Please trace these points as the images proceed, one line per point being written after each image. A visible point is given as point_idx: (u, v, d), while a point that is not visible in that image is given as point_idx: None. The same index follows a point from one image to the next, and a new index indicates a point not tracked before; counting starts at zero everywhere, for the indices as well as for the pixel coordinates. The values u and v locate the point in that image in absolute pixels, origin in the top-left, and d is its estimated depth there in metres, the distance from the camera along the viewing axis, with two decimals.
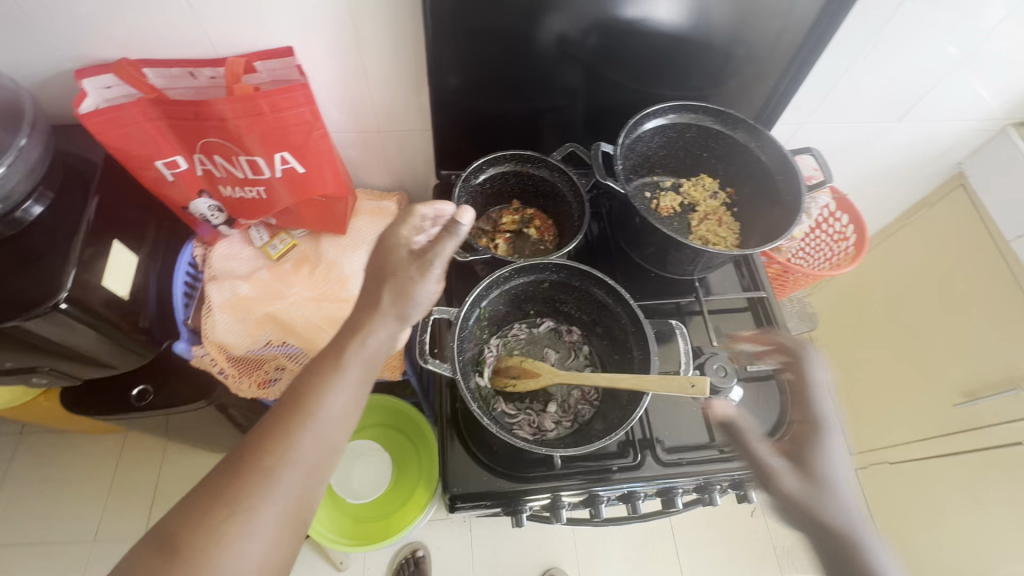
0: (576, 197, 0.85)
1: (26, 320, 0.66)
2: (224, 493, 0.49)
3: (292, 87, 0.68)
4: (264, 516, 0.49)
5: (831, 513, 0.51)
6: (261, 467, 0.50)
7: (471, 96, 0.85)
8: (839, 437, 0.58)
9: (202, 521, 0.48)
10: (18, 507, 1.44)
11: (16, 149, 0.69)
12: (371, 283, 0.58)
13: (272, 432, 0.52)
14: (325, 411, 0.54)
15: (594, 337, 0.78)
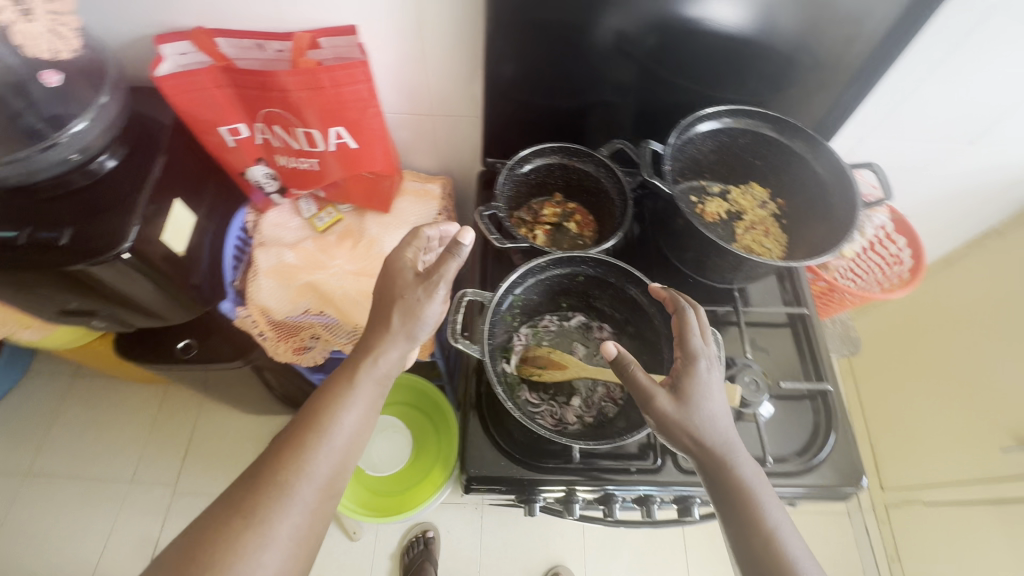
0: (620, 194, 0.84)
1: (90, 266, 0.71)
2: (242, 506, 0.57)
3: (353, 64, 0.70)
4: (281, 524, 0.57)
5: (708, 434, 0.56)
6: (278, 480, 0.59)
7: (525, 87, 0.85)
8: (714, 365, 0.60)
9: (223, 531, 0.55)
10: (66, 442, 1.55)
11: (98, 105, 0.73)
12: (383, 308, 0.68)
13: (289, 449, 0.61)
14: (337, 428, 0.63)
15: (624, 336, 0.78)
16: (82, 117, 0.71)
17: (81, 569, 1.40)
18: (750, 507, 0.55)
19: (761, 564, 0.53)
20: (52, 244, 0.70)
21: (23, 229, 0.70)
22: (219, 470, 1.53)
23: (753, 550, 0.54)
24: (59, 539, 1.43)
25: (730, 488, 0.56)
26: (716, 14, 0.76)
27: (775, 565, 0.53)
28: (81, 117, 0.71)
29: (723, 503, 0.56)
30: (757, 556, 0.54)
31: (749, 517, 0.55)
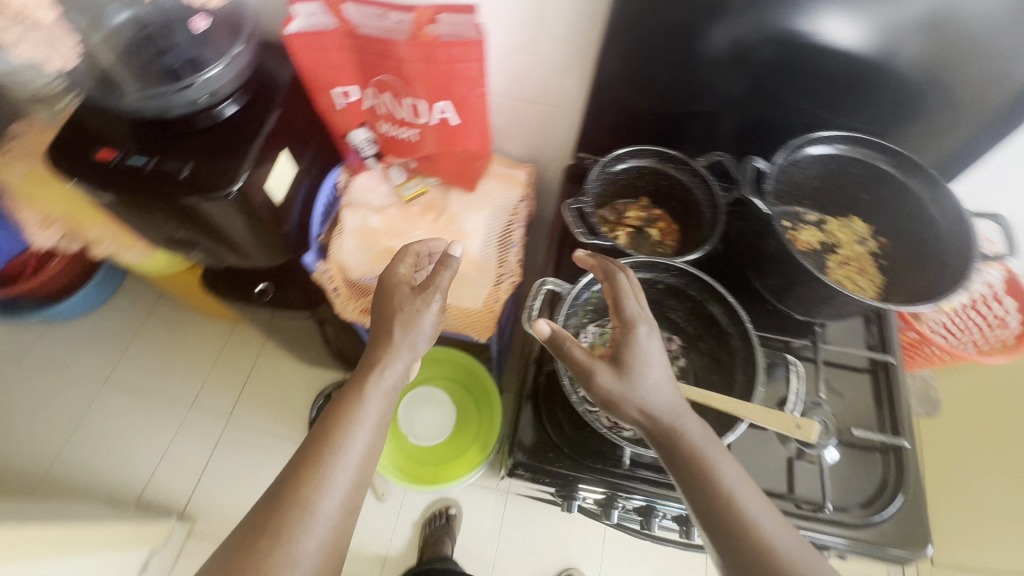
0: (712, 208, 0.82)
1: (202, 200, 0.76)
2: (266, 528, 0.57)
3: (470, 43, 0.71)
4: (304, 544, 0.57)
5: (654, 403, 0.57)
6: (298, 502, 0.59)
7: (631, 86, 0.84)
8: (655, 332, 0.60)
9: (250, 554, 0.55)
10: (141, 360, 1.68)
11: (233, 55, 0.77)
12: (383, 322, 0.73)
13: (304, 469, 0.62)
14: (352, 442, 0.64)
15: (695, 352, 0.75)
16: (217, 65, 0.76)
17: (138, 477, 1.53)
18: (706, 473, 0.54)
19: (730, 530, 0.51)
20: (172, 176, 0.76)
21: (150, 158, 0.77)
22: (269, 411, 1.63)
23: (719, 518, 0.52)
24: (123, 446, 1.56)
25: (684, 456, 0.55)
26: (839, 37, 0.73)
27: (742, 529, 0.51)
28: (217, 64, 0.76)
29: (680, 476, 0.55)
30: (717, 524, 0.52)
31: (706, 482, 0.53)
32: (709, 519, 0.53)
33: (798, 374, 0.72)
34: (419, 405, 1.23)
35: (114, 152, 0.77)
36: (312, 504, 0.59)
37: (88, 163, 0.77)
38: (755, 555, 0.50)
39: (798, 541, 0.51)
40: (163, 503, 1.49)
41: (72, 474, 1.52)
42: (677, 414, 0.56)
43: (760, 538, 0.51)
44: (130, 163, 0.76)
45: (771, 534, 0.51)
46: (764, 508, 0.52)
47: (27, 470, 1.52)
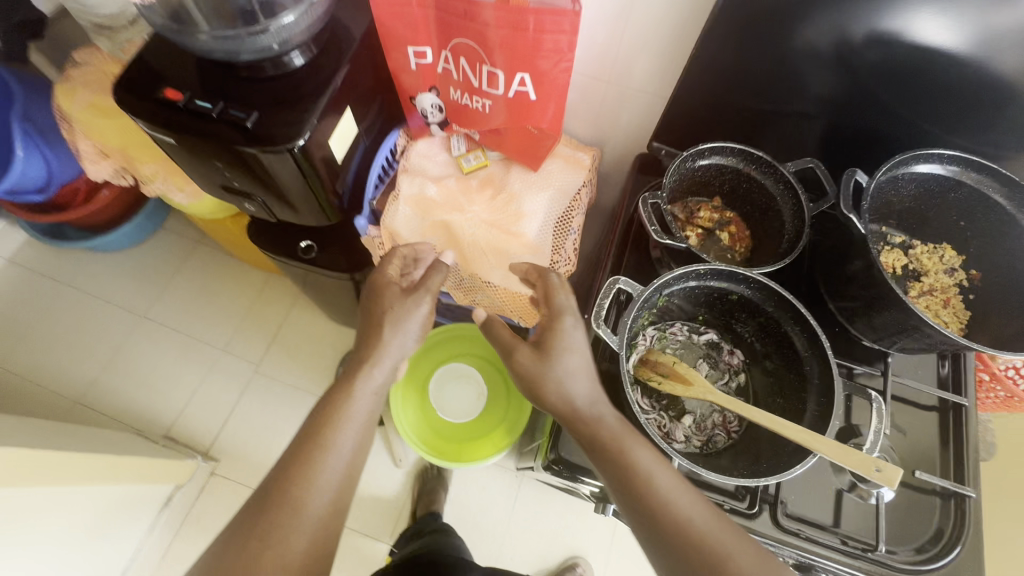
0: (794, 219, 0.76)
1: (263, 152, 0.74)
2: (258, 527, 0.59)
3: (565, 11, 0.66)
4: (295, 539, 0.59)
5: (568, 386, 0.65)
6: (290, 500, 0.62)
7: (727, 77, 0.77)
8: (579, 325, 0.69)
9: (243, 551, 0.57)
10: (177, 299, 1.70)
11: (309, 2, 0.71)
12: (372, 322, 0.76)
13: (295, 467, 0.64)
14: (342, 440, 0.67)
15: (757, 369, 0.72)
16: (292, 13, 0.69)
17: (166, 413, 1.56)
18: (621, 455, 0.60)
19: (650, 514, 0.57)
20: (238, 124, 0.73)
21: (216, 103, 0.73)
22: (297, 365, 1.64)
23: (641, 503, 0.58)
24: (154, 382, 1.60)
25: (603, 441, 0.61)
26: (952, 46, 0.66)
27: (661, 509, 0.57)
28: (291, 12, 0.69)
29: (599, 463, 0.61)
30: (632, 498, 0.58)
31: (623, 468, 0.59)
32: (631, 503, 0.58)
33: (880, 411, 0.62)
34: (451, 381, 1.22)
35: (180, 94, 0.74)
36: (304, 501, 0.62)
37: (154, 102, 0.74)
38: (672, 532, 0.56)
39: (704, 511, 0.57)
40: (189, 441, 1.53)
41: (105, 403, 1.56)
42: (595, 405, 0.64)
43: (675, 517, 0.56)
44: (196, 106, 0.73)
45: (683, 510, 0.57)
46: (673, 485, 0.58)
47: (63, 393, 1.57)
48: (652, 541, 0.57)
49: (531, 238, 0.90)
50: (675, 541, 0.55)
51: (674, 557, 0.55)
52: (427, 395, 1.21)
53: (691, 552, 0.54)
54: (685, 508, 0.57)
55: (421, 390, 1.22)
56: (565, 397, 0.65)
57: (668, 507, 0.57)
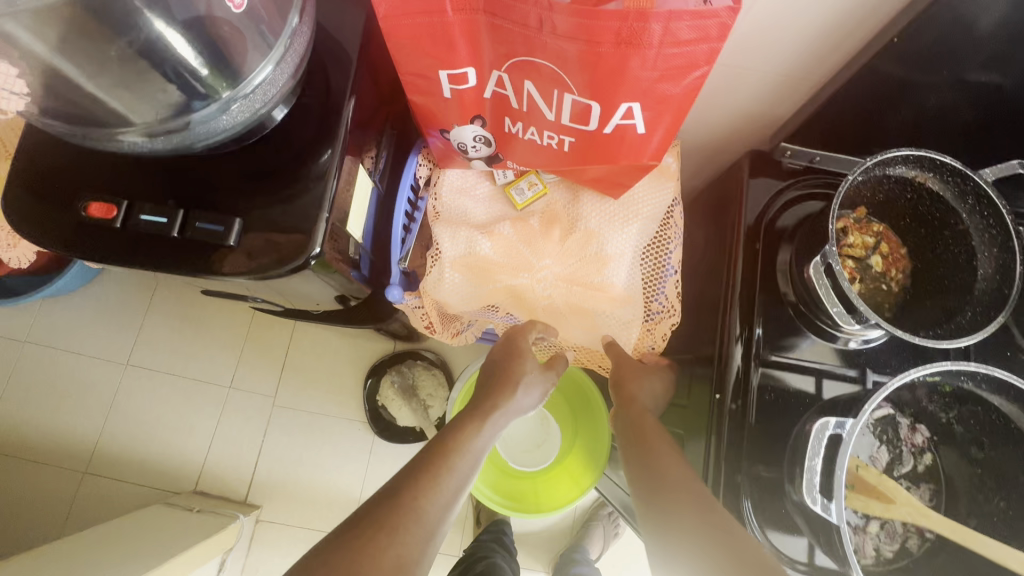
0: (988, 247, 0.58)
1: (261, 279, 0.50)
2: (382, 524, 0.49)
3: (715, 10, 0.40)
4: (415, 548, 0.49)
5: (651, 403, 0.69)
6: (412, 502, 0.52)
7: (909, 51, 0.53)
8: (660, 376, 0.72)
9: (360, 552, 0.47)
10: (157, 334, 1.39)
11: (288, 40, 0.46)
12: (502, 378, 0.68)
13: (418, 476, 0.55)
14: (469, 456, 0.59)
15: (950, 449, 0.58)
16: (263, 60, 0.45)
17: (187, 464, 1.34)
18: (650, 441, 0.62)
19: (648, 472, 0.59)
20: (217, 244, 0.50)
21: (175, 215, 0.49)
22: (318, 389, 1.38)
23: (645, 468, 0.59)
24: (158, 432, 1.35)
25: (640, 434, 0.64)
26: None
27: (660, 469, 0.58)
28: (263, 59, 0.45)
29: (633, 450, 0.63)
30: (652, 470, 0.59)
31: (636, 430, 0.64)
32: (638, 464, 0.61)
33: None
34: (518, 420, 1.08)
35: (115, 207, 0.49)
36: (428, 506, 0.53)
37: (77, 225, 0.49)
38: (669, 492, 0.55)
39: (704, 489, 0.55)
40: (222, 491, 1.33)
41: (113, 467, 1.33)
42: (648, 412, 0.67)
43: (671, 478, 0.56)
44: (145, 225, 0.49)
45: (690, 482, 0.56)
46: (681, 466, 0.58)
47: (53, 469, 1.32)
48: (644, 507, 0.57)
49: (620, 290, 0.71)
50: (662, 493, 0.56)
51: (663, 514, 0.54)
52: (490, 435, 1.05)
53: (677, 507, 0.53)
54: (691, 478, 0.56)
55: None
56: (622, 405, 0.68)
57: (668, 469, 0.58)
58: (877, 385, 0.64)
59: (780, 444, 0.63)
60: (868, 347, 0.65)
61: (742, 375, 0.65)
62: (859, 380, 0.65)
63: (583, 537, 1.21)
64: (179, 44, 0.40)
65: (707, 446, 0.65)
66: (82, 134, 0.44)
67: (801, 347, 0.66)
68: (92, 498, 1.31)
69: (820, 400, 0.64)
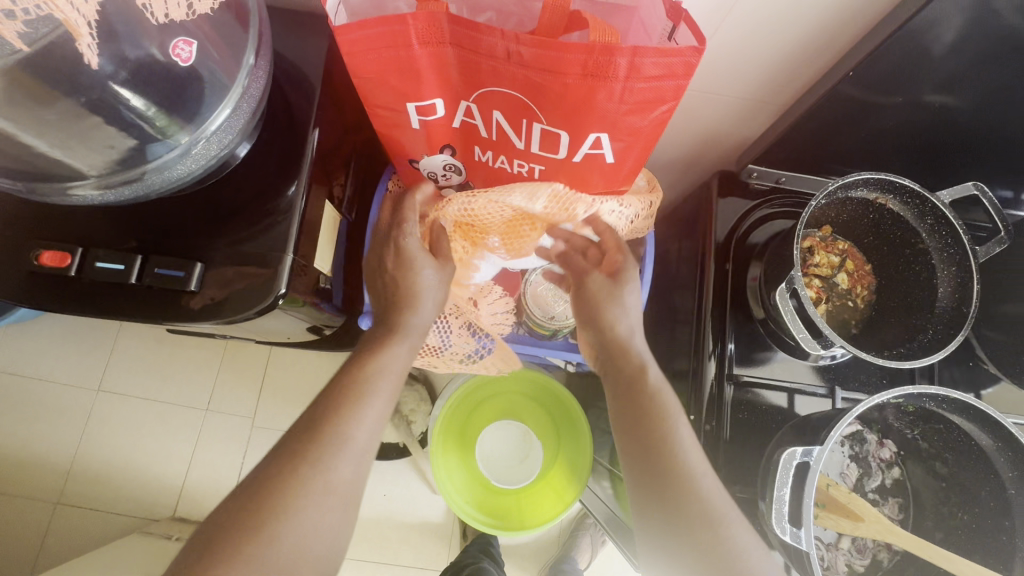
0: (948, 266, 0.59)
1: (222, 322, 0.49)
2: (304, 453, 0.47)
3: (679, 49, 0.40)
4: (341, 471, 0.47)
5: (633, 342, 0.58)
6: (336, 428, 0.49)
7: (872, 77, 0.54)
8: (630, 291, 0.59)
9: (278, 489, 0.45)
10: (125, 357, 1.28)
11: (245, 85, 0.44)
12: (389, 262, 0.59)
13: (332, 401, 0.51)
14: (383, 375, 0.54)
15: (915, 464, 0.59)
16: (220, 104, 0.44)
17: (164, 490, 1.24)
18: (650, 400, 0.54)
19: (643, 433, 0.53)
20: (178, 289, 0.49)
21: (132, 262, 0.48)
22: (298, 407, 1.28)
23: (637, 425, 0.53)
24: (130, 456, 1.24)
25: (620, 375, 0.57)
26: None
27: (659, 432, 0.52)
28: (220, 102, 0.44)
29: (617, 404, 0.56)
30: (638, 419, 0.54)
31: (630, 378, 0.56)
32: (626, 415, 0.55)
33: None
34: (499, 433, 1.07)
35: (68, 255, 0.48)
36: (355, 429, 0.49)
37: (30, 274, 0.49)
38: (669, 470, 0.51)
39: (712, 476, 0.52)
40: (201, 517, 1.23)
41: (85, 495, 1.22)
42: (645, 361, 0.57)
43: (676, 452, 0.52)
44: (100, 272, 0.48)
45: (679, 448, 0.52)
46: (688, 441, 0.52)
47: (11, 501, 1.21)
48: (641, 494, 0.52)
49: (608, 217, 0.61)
50: (666, 485, 0.51)
51: (663, 507, 0.50)
52: (470, 454, 1.04)
53: (683, 495, 0.50)
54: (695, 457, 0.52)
55: (461, 441, 1.05)
56: (602, 337, 0.59)
57: (666, 437, 0.52)
58: (846, 401, 0.66)
59: (754, 463, 0.64)
60: (835, 363, 0.66)
61: (715, 391, 0.66)
62: (828, 396, 0.66)
63: (570, 548, 1.21)
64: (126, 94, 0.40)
65: None
66: (29, 188, 0.43)
67: (772, 364, 0.67)
68: (66, 533, 1.21)
69: (793, 415, 0.65)
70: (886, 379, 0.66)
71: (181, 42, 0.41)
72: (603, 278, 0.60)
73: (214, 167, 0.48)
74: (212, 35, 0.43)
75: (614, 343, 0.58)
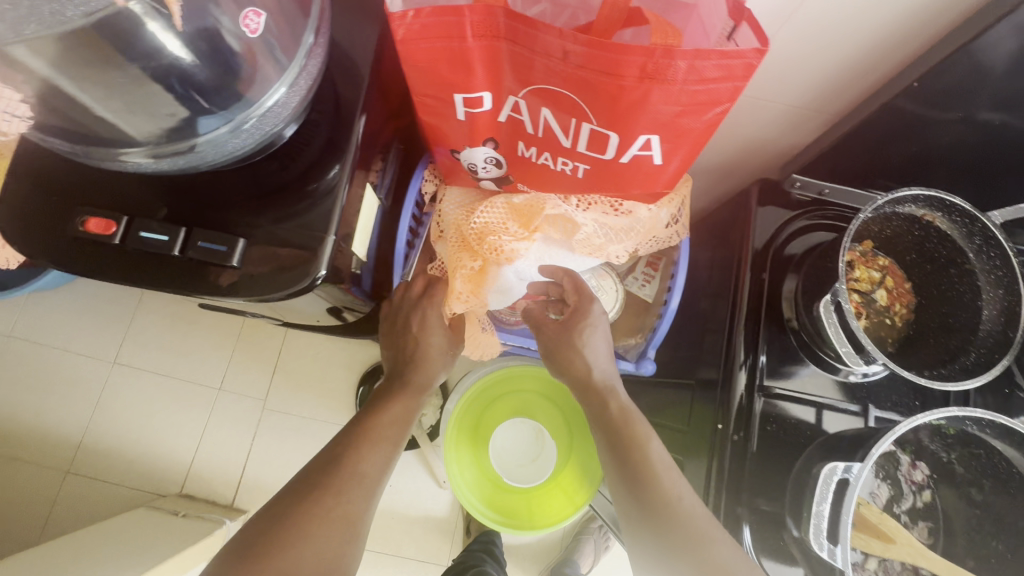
0: (995, 289, 0.58)
1: (259, 300, 0.49)
2: (323, 484, 0.49)
3: (741, 51, 0.39)
4: (357, 504, 0.49)
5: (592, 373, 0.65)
6: (353, 465, 0.52)
7: (931, 91, 0.53)
8: (595, 332, 0.66)
9: (302, 512, 0.47)
10: (141, 332, 1.29)
11: (303, 65, 0.44)
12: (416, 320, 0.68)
13: (347, 444, 0.55)
14: (388, 425, 0.60)
15: (948, 489, 0.58)
16: (279, 82, 0.43)
17: (172, 466, 1.24)
18: (628, 429, 0.60)
19: (627, 464, 0.57)
20: (218, 264, 0.49)
21: (176, 233, 0.48)
22: (309, 392, 1.28)
23: (623, 459, 0.58)
24: (142, 430, 1.25)
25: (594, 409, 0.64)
26: None
27: (643, 459, 0.57)
28: (277, 80, 0.43)
29: (611, 449, 0.60)
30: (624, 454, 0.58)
31: (600, 410, 0.63)
32: (607, 446, 0.60)
33: None
34: (513, 430, 1.05)
35: (114, 223, 0.48)
36: (368, 465, 0.53)
37: (73, 239, 0.49)
38: (657, 496, 0.54)
39: (686, 486, 0.55)
40: (207, 496, 1.24)
41: (96, 466, 1.23)
42: (613, 389, 0.64)
43: (663, 481, 0.55)
44: (144, 241, 0.48)
45: (669, 483, 0.55)
46: (664, 460, 0.57)
47: (23, 467, 1.22)
48: (634, 526, 0.55)
49: (638, 214, 0.64)
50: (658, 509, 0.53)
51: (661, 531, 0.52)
52: (482, 450, 1.03)
53: (679, 526, 0.51)
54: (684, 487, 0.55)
55: (474, 438, 1.04)
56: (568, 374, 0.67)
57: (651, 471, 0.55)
58: (879, 420, 0.64)
59: (782, 477, 0.63)
60: (868, 382, 0.65)
61: (744, 403, 0.65)
62: (860, 414, 0.65)
63: (573, 552, 1.20)
64: (177, 48, 0.37)
65: (710, 474, 0.65)
66: (84, 152, 0.43)
67: (802, 378, 0.66)
68: (74, 502, 1.21)
69: (821, 431, 0.64)
70: (918, 401, 0.65)
71: (251, 13, 0.41)
72: (560, 325, 0.67)
73: (263, 146, 0.47)
74: (277, 14, 0.43)
75: (580, 378, 0.66)
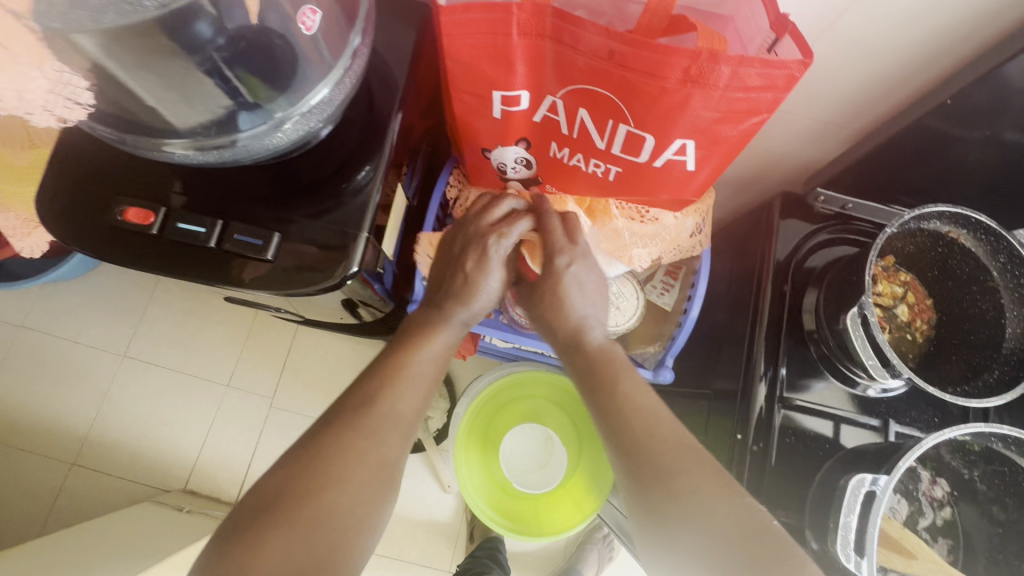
0: (1019, 307, 0.58)
1: (292, 293, 0.50)
2: (356, 423, 0.47)
3: (785, 61, 0.40)
4: (392, 447, 0.48)
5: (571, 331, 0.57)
6: (389, 404, 0.49)
7: (960, 108, 0.54)
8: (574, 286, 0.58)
9: (338, 454, 0.45)
10: (153, 327, 1.29)
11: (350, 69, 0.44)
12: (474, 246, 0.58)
13: (381, 377, 0.51)
14: (423, 356, 0.54)
15: (968, 506, 0.58)
16: (322, 82, 0.44)
17: (178, 461, 1.24)
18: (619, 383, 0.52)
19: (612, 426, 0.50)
20: (253, 257, 0.49)
21: (214, 226, 0.49)
22: (317, 391, 1.28)
23: (611, 413, 0.51)
24: (150, 424, 1.25)
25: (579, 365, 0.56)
26: None
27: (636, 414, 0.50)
28: (320, 81, 0.44)
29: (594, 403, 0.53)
30: (612, 411, 0.51)
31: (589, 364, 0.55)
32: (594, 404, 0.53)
33: None
34: (522, 436, 1.05)
35: (152, 214, 0.49)
36: (404, 405, 0.50)
37: (112, 228, 0.49)
38: (650, 454, 0.47)
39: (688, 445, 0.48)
40: (211, 492, 1.23)
41: (102, 459, 1.23)
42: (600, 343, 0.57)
43: (658, 439, 0.48)
44: (181, 233, 0.49)
45: (668, 435, 0.48)
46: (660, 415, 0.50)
47: (28, 457, 1.22)
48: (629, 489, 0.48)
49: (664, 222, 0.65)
50: (650, 472, 0.46)
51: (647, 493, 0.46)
52: (490, 456, 1.03)
53: (678, 486, 0.45)
54: (673, 428, 0.49)
55: (483, 443, 1.04)
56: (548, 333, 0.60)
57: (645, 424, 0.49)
58: (898, 435, 0.64)
59: (799, 488, 0.62)
60: (886, 397, 0.65)
61: (764, 414, 0.65)
62: (880, 430, 0.65)
63: (577, 560, 1.19)
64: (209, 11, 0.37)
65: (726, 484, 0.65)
66: (130, 142, 0.44)
67: (820, 391, 0.66)
68: (77, 494, 1.21)
69: (839, 445, 0.64)
70: (937, 418, 0.64)
71: (308, 10, 0.43)
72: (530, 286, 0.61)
73: (297, 145, 0.47)
74: (329, 15, 0.45)
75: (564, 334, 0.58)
